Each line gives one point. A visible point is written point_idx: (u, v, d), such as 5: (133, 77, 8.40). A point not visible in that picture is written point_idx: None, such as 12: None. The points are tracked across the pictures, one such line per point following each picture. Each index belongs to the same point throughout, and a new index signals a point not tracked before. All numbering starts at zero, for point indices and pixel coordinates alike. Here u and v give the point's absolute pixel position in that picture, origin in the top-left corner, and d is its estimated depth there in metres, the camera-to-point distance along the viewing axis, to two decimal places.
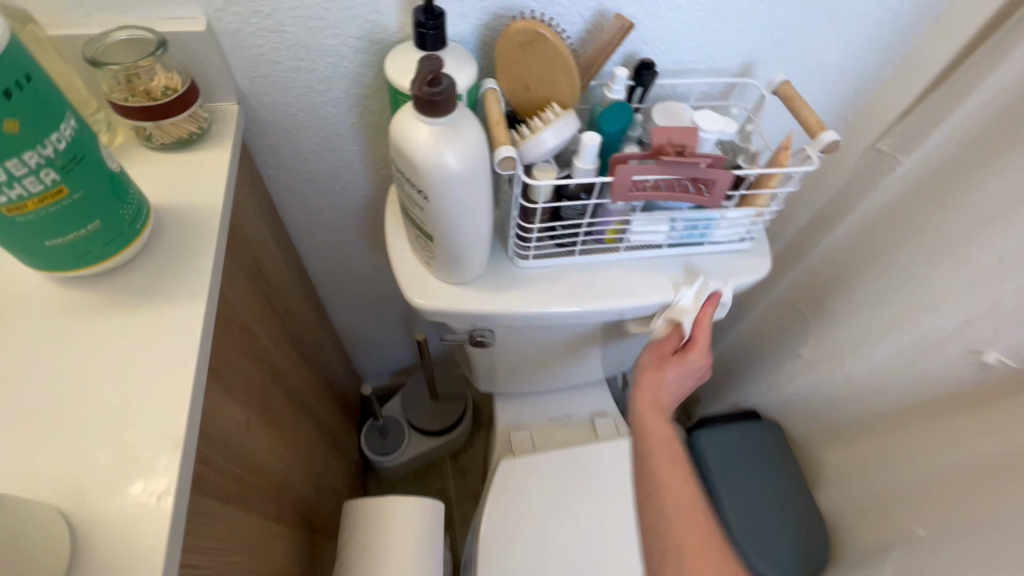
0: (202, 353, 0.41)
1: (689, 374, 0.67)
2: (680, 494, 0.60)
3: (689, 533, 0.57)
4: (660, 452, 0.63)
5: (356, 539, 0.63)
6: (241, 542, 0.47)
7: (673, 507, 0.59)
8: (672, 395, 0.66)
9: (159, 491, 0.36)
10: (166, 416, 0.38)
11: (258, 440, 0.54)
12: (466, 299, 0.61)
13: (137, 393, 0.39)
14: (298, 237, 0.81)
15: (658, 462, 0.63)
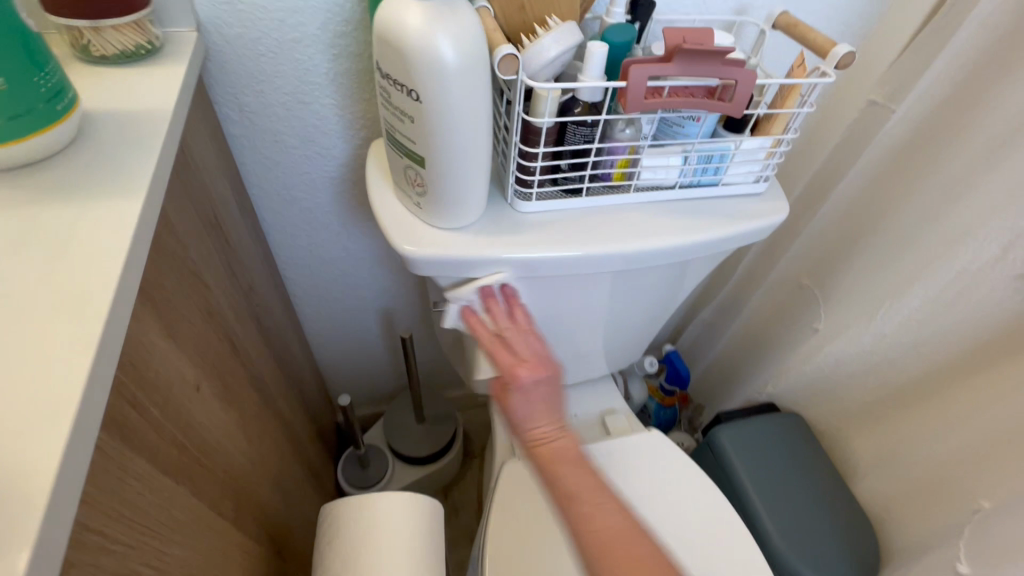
0: (128, 261, 0.31)
1: (541, 388, 0.55)
2: (613, 541, 0.47)
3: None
4: (575, 481, 0.51)
5: (332, 555, 0.50)
6: (182, 533, 0.35)
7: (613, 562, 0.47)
8: (546, 420, 0.54)
9: (54, 423, 0.25)
10: (72, 331, 0.28)
11: (210, 414, 0.43)
12: (465, 245, 0.53)
13: (34, 306, 0.29)
14: (266, 217, 0.72)
15: (574, 510, 0.49)
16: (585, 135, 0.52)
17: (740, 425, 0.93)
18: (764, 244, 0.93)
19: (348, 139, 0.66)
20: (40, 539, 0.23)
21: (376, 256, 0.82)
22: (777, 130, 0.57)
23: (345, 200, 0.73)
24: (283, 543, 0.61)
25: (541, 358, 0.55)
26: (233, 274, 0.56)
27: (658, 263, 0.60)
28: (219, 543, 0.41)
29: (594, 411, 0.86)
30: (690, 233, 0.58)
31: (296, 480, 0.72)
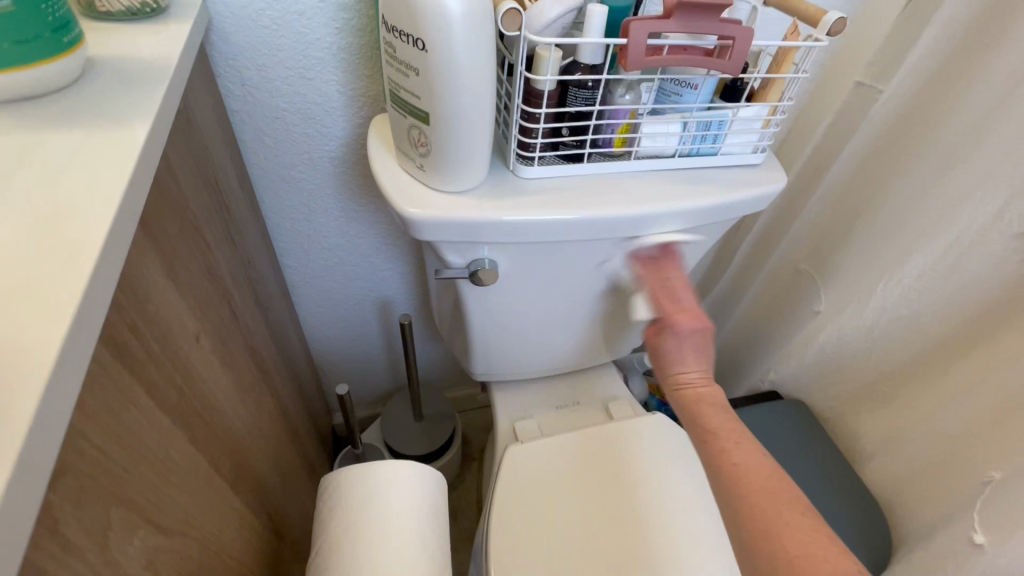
0: (128, 185, 0.30)
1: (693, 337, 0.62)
2: (752, 473, 0.53)
3: (773, 515, 0.50)
4: (717, 417, 0.59)
5: (334, 525, 0.48)
6: (177, 477, 0.33)
7: (752, 491, 0.52)
8: (694, 368, 0.62)
9: (45, 324, 0.24)
10: (68, 245, 0.27)
11: (211, 370, 0.42)
12: (468, 207, 0.53)
13: (25, 224, 0.28)
14: (266, 198, 0.72)
15: (720, 443, 0.56)
16: (586, 98, 0.53)
17: (744, 411, 0.92)
18: (760, 232, 0.94)
19: (349, 117, 0.66)
20: (33, 427, 0.21)
21: (376, 243, 0.81)
22: (773, 97, 0.58)
23: (345, 181, 0.73)
24: (281, 525, 0.59)
25: (699, 310, 0.62)
26: (233, 242, 0.55)
27: (658, 231, 0.60)
28: (215, 500, 0.39)
29: (598, 397, 0.85)
30: (690, 200, 0.59)
31: (293, 467, 0.70)
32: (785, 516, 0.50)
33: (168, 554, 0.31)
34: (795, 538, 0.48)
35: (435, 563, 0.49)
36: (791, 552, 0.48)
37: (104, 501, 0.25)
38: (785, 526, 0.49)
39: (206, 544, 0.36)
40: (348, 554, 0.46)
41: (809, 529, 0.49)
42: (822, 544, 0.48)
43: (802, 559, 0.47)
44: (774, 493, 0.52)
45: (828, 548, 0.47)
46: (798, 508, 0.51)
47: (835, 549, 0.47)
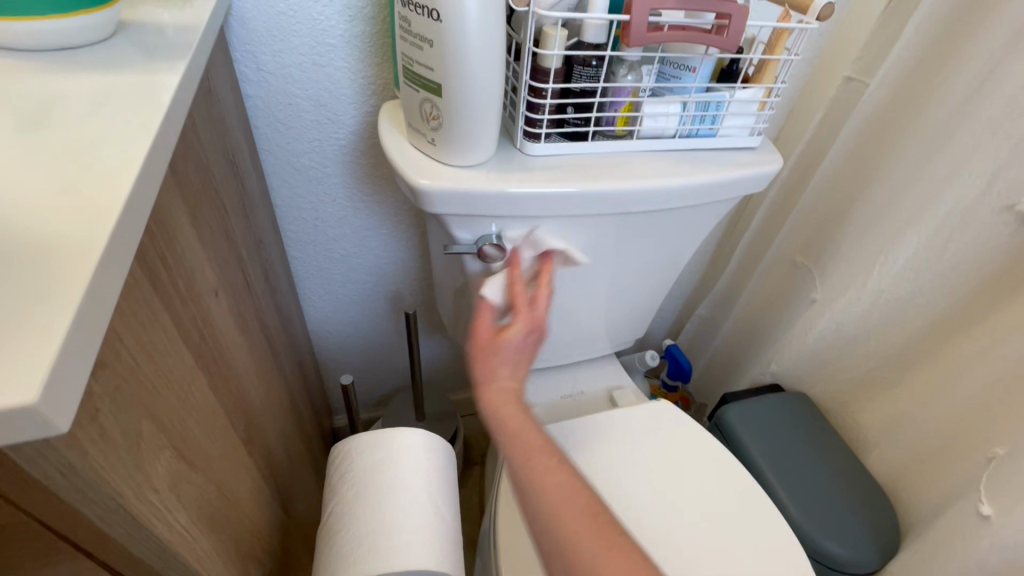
0: (162, 123, 0.31)
1: (520, 351, 0.54)
2: (568, 497, 0.44)
3: (588, 543, 0.42)
4: (531, 444, 0.48)
5: (349, 490, 0.48)
6: (200, 416, 0.33)
7: (567, 517, 0.43)
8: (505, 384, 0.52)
9: (80, 231, 0.24)
10: (104, 167, 0.27)
11: (226, 325, 0.42)
12: (479, 179, 0.55)
13: (62, 150, 0.28)
14: (275, 186, 0.73)
15: (530, 463, 0.46)
16: (590, 77, 0.55)
17: (746, 403, 0.92)
18: (756, 228, 0.95)
19: (359, 104, 0.68)
20: (82, 308, 0.21)
21: (382, 234, 0.82)
22: (768, 79, 0.61)
23: (353, 169, 0.74)
24: (290, 504, 0.57)
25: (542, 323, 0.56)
26: (246, 216, 0.56)
27: (660, 205, 0.62)
28: (231, 454, 0.39)
29: (601, 387, 0.85)
30: (690, 176, 0.61)
31: (300, 453, 0.69)
32: (607, 541, 0.42)
33: (191, 485, 0.30)
34: (616, 570, 0.40)
35: (447, 528, 0.48)
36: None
37: (136, 410, 0.25)
38: (607, 558, 0.41)
39: (224, 492, 0.36)
40: (359, 516, 0.46)
41: (630, 554, 0.41)
42: (643, 571, 0.41)
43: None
44: (591, 522, 0.43)
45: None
46: (622, 535, 0.43)
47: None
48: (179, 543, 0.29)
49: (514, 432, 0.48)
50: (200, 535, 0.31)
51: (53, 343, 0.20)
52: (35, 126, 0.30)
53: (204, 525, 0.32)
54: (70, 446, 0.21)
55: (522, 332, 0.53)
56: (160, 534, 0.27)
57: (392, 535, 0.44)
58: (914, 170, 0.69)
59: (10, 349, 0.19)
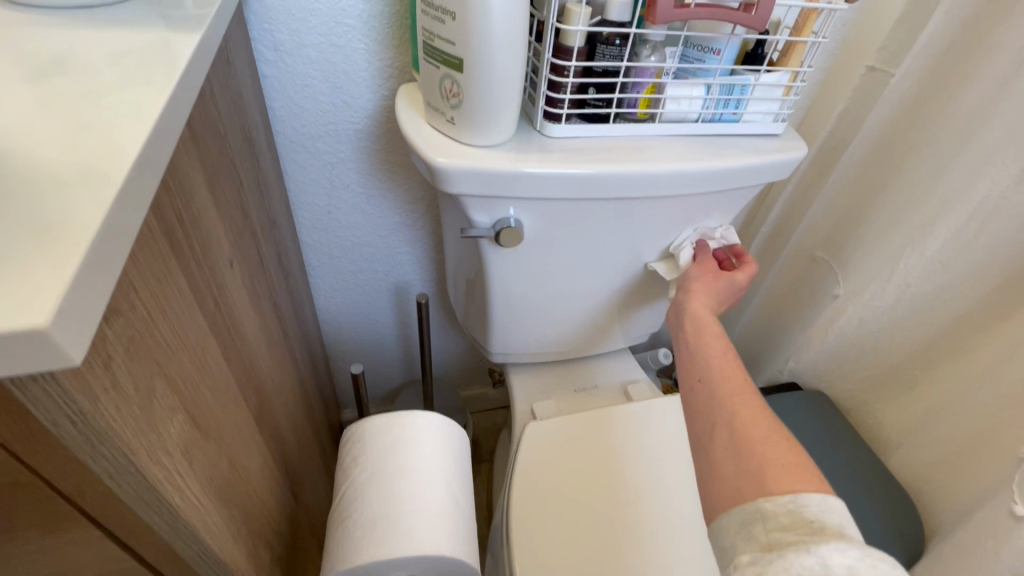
0: (177, 78, 0.30)
1: (727, 294, 0.62)
2: (752, 394, 0.47)
3: (770, 435, 0.43)
4: (717, 349, 0.52)
5: (360, 473, 0.46)
6: (213, 383, 0.32)
7: (749, 404, 0.45)
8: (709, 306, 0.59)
9: (89, 181, 0.23)
10: (116, 118, 0.26)
11: (241, 298, 0.41)
12: (498, 159, 0.54)
13: (74, 101, 0.27)
14: (290, 170, 0.72)
15: (727, 360, 0.50)
16: (614, 56, 0.54)
17: (763, 401, 0.90)
18: (773, 222, 0.94)
19: (375, 87, 0.67)
20: (94, 244, 0.20)
21: (395, 223, 0.82)
22: (794, 63, 0.60)
23: (368, 155, 0.73)
24: (299, 490, 0.56)
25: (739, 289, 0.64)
26: (261, 194, 0.55)
27: (681, 190, 0.61)
28: (243, 427, 0.38)
29: (616, 381, 0.83)
30: (713, 161, 0.60)
31: (309, 441, 0.67)
32: (790, 441, 0.43)
33: (202, 453, 0.29)
34: (788, 452, 0.41)
35: (461, 513, 0.46)
36: (775, 458, 0.40)
37: (149, 365, 0.24)
38: (785, 450, 0.41)
39: (236, 465, 0.35)
40: (371, 498, 0.44)
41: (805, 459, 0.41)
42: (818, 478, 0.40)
43: (789, 466, 0.40)
44: (772, 419, 0.44)
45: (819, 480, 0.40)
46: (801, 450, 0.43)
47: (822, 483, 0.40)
48: (190, 511, 0.27)
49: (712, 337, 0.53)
50: (213, 506, 0.30)
51: (62, 274, 0.19)
52: (51, 75, 0.29)
53: (217, 496, 0.31)
54: (74, 393, 0.19)
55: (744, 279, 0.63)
56: (173, 499, 0.25)
57: (406, 518, 0.43)
58: (940, 162, 0.68)
59: (20, 281, 0.18)
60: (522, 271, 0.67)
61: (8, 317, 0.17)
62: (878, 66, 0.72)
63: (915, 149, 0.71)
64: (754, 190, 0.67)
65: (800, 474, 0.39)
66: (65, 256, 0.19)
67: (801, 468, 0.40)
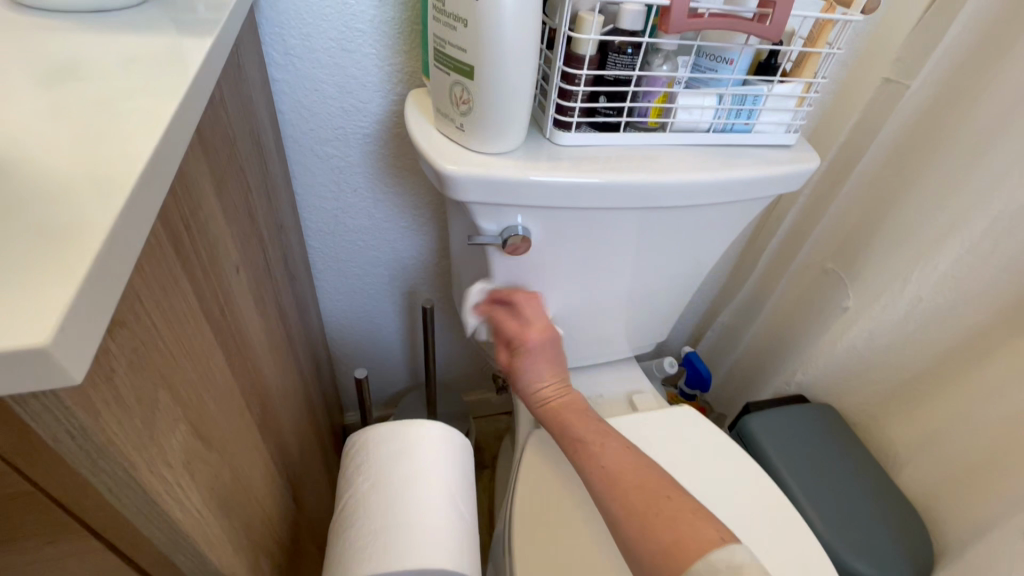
0: (188, 85, 0.30)
1: (540, 353, 0.67)
2: (624, 468, 0.57)
3: (648, 513, 0.52)
4: (587, 428, 0.63)
5: (362, 482, 0.46)
6: (216, 393, 0.32)
7: (626, 481, 0.56)
8: (547, 380, 0.68)
9: (98, 189, 0.22)
10: (126, 125, 0.26)
11: (246, 305, 0.41)
12: (507, 166, 0.54)
13: (84, 108, 0.27)
14: (297, 173, 0.72)
15: (588, 451, 0.60)
16: (625, 65, 0.54)
17: (769, 413, 0.89)
18: (783, 234, 0.93)
19: (385, 92, 0.67)
20: (99, 255, 0.20)
21: (402, 228, 0.81)
22: (808, 74, 0.59)
23: (376, 159, 0.73)
24: (301, 495, 0.56)
25: (549, 331, 0.67)
26: (268, 198, 0.55)
27: (691, 200, 0.60)
28: (246, 436, 0.37)
29: (621, 391, 0.82)
30: (723, 172, 0.59)
31: (312, 445, 0.67)
32: (661, 505, 0.53)
33: (205, 464, 0.29)
34: (672, 529, 0.50)
35: (464, 525, 0.45)
36: (661, 540, 0.50)
37: (152, 377, 0.24)
38: (667, 524, 0.51)
39: (238, 476, 0.34)
40: (375, 508, 0.44)
41: (687, 526, 0.51)
42: (704, 526, 0.51)
43: (677, 545, 0.49)
44: (642, 491, 0.55)
45: (709, 537, 0.49)
46: (677, 493, 0.55)
47: (709, 530, 0.50)
48: (191, 525, 0.27)
49: (566, 419, 0.65)
50: (214, 519, 0.30)
51: (68, 286, 0.19)
52: (60, 81, 0.29)
53: (219, 508, 0.30)
54: (80, 408, 0.19)
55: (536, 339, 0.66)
56: (173, 514, 0.25)
57: (411, 529, 0.42)
58: (955, 177, 0.67)
59: (28, 294, 0.18)
60: (528, 279, 0.66)
61: (12, 333, 0.17)
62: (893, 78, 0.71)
63: (929, 164, 0.70)
64: (765, 202, 0.66)
65: (696, 545, 0.49)
66: (74, 268, 0.19)
67: (685, 537, 0.50)
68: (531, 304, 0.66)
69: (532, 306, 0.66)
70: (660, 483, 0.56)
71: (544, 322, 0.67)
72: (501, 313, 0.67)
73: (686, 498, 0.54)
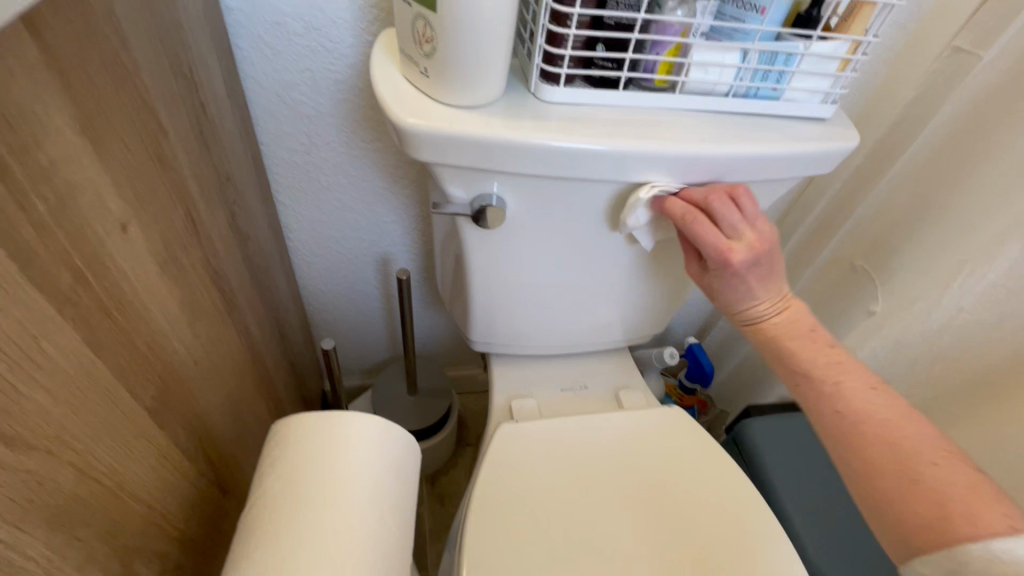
0: None
1: (759, 263, 0.51)
2: (895, 416, 0.48)
3: (892, 475, 0.46)
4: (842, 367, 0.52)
5: (275, 481, 0.40)
6: (53, 377, 0.26)
7: (897, 428, 0.48)
8: (767, 300, 0.54)
9: None
10: None
11: (144, 272, 0.35)
12: (479, 123, 0.46)
13: None
14: (262, 122, 0.65)
15: (818, 408, 0.52)
16: (629, 7, 0.46)
17: (770, 419, 0.84)
18: (811, 226, 0.83)
19: (358, 32, 0.59)
20: None
21: (381, 189, 0.74)
22: (857, 31, 0.49)
23: (350, 109, 0.65)
24: (232, 479, 0.50)
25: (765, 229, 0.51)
26: (206, 145, 0.47)
27: (698, 176, 0.51)
28: (124, 423, 0.31)
29: (608, 384, 0.74)
30: (739, 145, 0.50)
31: (263, 420, 0.62)
32: (918, 475, 0.45)
33: (4, 474, 0.23)
34: (936, 504, 0.43)
35: (387, 538, 0.40)
36: (920, 514, 0.44)
37: None
38: (918, 497, 0.44)
39: (93, 474, 0.29)
40: (282, 513, 0.38)
41: (959, 503, 0.42)
42: (983, 509, 0.41)
43: (934, 521, 0.43)
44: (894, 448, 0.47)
45: (990, 523, 0.40)
46: (934, 454, 0.46)
47: (1000, 516, 0.41)
48: None
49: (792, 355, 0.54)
50: (21, 537, 0.24)
51: None
52: None
53: (33, 523, 0.25)
54: None
55: (751, 248, 0.50)
56: None
57: (320, 543, 0.37)
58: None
59: None
60: (508, 256, 0.59)
61: None
62: (963, 50, 0.60)
63: (991, 155, 0.59)
64: (789, 184, 0.56)
65: (970, 530, 0.41)
66: None
67: (954, 517, 0.42)
68: (745, 205, 0.50)
69: (746, 205, 0.50)
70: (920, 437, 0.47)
71: (761, 225, 0.51)
72: (698, 208, 0.50)
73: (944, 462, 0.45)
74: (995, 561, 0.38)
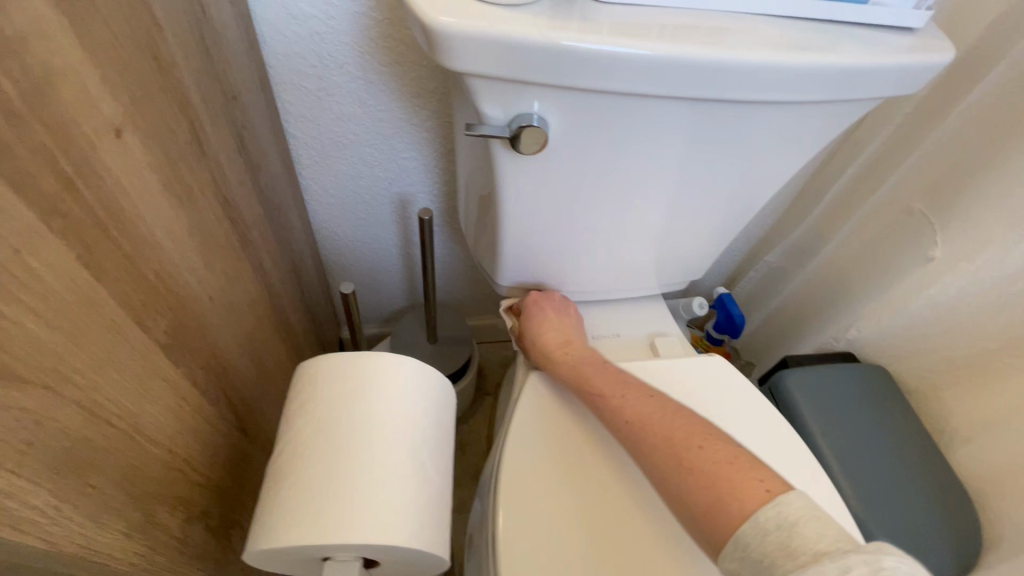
0: None
1: (552, 319, 0.61)
2: (657, 414, 0.47)
3: (675, 473, 0.42)
4: (624, 398, 0.50)
5: (304, 424, 0.36)
6: (46, 303, 0.22)
7: (651, 426, 0.46)
8: (559, 343, 0.58)
9: None
10: None
11: (150, 192, 0.30)
12: (522, 26, 0.40)
13: None
14: (268, 41, 0.58)
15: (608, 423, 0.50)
16: None
17: (808, 371, 0.75)
18: (863, 164, 0.76)
19: None
20: None
21: (399, 121, 0.68)
22: None
23: (365, 24, 0.58)
24: (255, 425, 0.47)
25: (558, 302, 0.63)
26: (209, 53, 0.42)
27: (769, 93, 0.45)
28: (136, 359, 0.28)
29: (641, 333, 0.70)
30: (818, 56, 0.43)
31: (283, 365, 0.58)
32: (691, 464, 0.42)
33: None
34: (712, 483, 0.40)
35: (428, 486, 0.37)
36: (699, 503, 0.40)
37: None
38: (699, 487, 0.40)
39: (101, 416, 0.25)
40: (313, 457, 0.35)
41: (725, 478, 0.39)
42: (745, 477, 0.39)
43: (719, 504, 0.38)
44: (658, 441, 0.45)
45: (752, 489, 0.38)
46: (677, 438, 0.44)
47: (756, 482, 0.38)
48: None
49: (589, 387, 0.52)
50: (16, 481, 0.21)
51: None
52: None
53: (31, 467, 0.22)
54: None
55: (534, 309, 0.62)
56: None
57: (352, 489, 0.34)
58: None
59: None
60: (541, 190, 0.53)
61: None
62: None
63: None
64: (865, 107, 0.50)
65: (738, 505, 0.37)
66: None
67: (724, 498, 0.38)
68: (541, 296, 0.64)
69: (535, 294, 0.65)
70: (684, 427, 0.45)
71: (555, 301, 0.63)
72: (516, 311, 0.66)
73: (687, 445, 0.43)
74: (766, 534, 0.35)
